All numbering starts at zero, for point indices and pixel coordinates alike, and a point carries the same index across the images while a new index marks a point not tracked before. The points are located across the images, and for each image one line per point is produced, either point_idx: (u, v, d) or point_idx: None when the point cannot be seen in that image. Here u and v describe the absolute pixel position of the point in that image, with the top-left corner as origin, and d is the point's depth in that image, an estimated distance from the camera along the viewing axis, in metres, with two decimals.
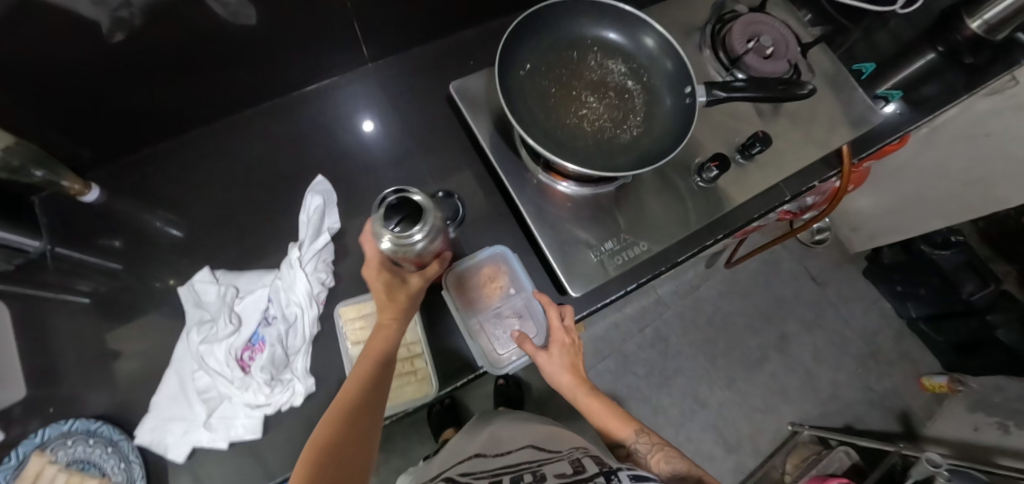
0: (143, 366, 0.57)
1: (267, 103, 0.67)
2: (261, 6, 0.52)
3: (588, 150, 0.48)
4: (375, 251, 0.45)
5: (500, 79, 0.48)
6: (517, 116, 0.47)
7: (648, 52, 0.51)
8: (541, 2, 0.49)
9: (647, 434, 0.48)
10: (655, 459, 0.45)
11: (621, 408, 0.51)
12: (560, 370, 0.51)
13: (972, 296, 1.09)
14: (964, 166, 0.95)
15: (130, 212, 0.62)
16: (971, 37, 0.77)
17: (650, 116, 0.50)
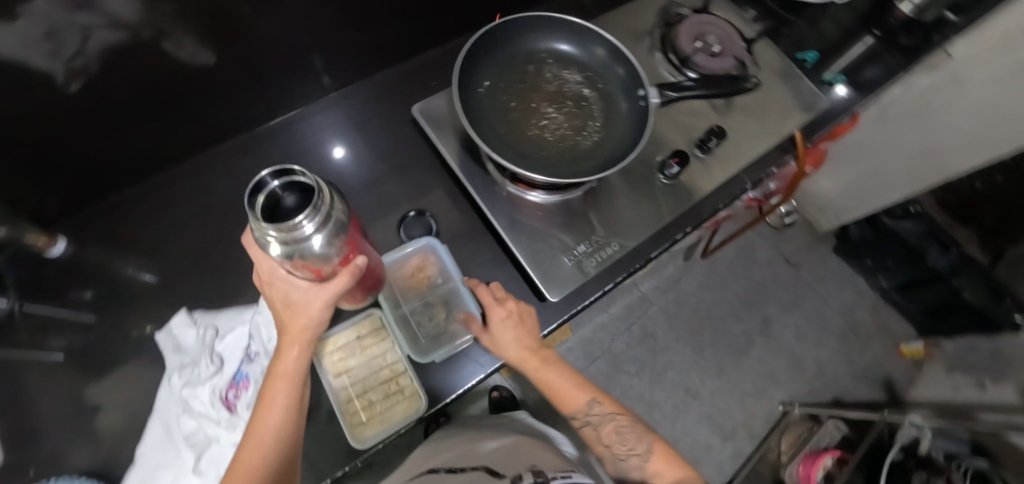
0: (125, 418, 0.56)
1: (232, 140, 0.67)
2: (219, 43, 0.53)
3: (552, 159, 0.49)
4: (265, 262, 0.38)
5: (459, 98, 0.49)
6: (479, 131, 0.49)
7: (599, 60, 0.53)
8: (493, 19, 0.51)
9: (602, 402, 0.49)
10: (609, 434, 0.48)
11: (579, 377, 0.50)
12: (510, 349, 0.48)
13: (937, 261, 1.14)
14: (914, 139, 1.00)
15: (99, 262, 0.61)
16: (902, 18, 0.82)
17: (608, 121, 0.52)
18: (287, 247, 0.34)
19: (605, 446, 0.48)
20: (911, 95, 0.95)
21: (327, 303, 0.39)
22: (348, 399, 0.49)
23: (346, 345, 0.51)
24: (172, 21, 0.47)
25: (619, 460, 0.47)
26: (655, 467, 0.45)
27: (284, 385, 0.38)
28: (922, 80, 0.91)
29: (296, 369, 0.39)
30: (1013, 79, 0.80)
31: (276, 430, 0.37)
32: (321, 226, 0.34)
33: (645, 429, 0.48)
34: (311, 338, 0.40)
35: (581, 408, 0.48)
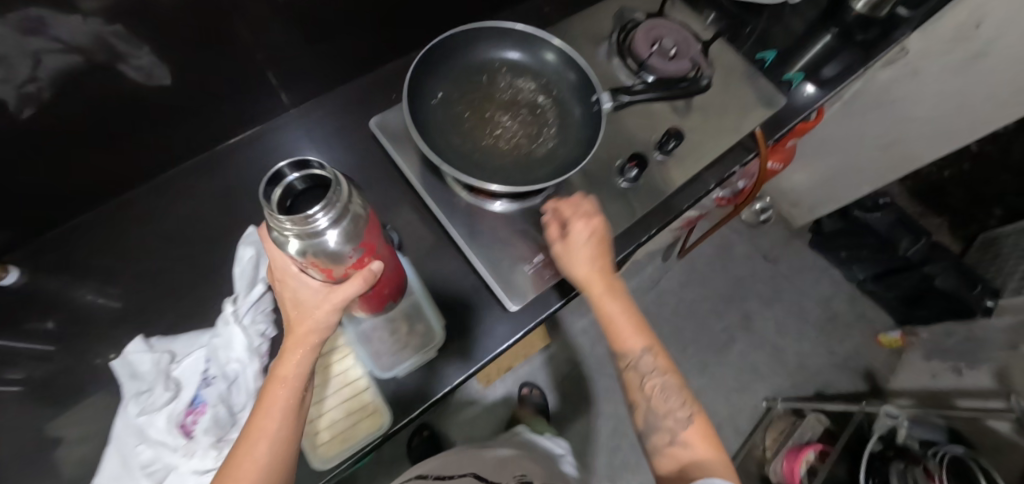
0: (87, 452, 0.53)
1: (193, 160, 0.66)
2: (174, 63, 0.53)
3: (507, 169, 0.49)
4: (279, 258, 0.38)
5: (411, 111, 0.49)
6: (432, 143, 0.49)
7: (552, 67, 0.54)
8: (444, 31, 0.51)
9: (658, 355, 0.47)
10: (653, 388, 0.46)
11: (638, 319, 0.48)
12: (580, 266, 0.48)
13: (909, 251, 1.16)
14: (880, 131, 1.03)
15: (53, 291, 0.59)
16: (857, 16, 0.84)
17: (564, 128, 0.52)
18: (302, 241, 0.33)
19: (645, 398, 0.46)
20: (874, 89, 0.98)
21: (335, 306, 0.38)
22: (311, 421, 0.48)
23: None
24: (126, 42, 0.48)
25: (654, 416, 0.45)
26: (688, 438, 0.43)
27: (283, 390, 0.38)
28: (883, 74, 0.95)
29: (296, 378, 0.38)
30: (965, 70, 0.84)
31: (275, 436, 0.37)
32: (335, 220, 0.33)
33: (690, 396, 0.46)
34: (314, 343, 0.39)
35: (633, 350, 0.46)
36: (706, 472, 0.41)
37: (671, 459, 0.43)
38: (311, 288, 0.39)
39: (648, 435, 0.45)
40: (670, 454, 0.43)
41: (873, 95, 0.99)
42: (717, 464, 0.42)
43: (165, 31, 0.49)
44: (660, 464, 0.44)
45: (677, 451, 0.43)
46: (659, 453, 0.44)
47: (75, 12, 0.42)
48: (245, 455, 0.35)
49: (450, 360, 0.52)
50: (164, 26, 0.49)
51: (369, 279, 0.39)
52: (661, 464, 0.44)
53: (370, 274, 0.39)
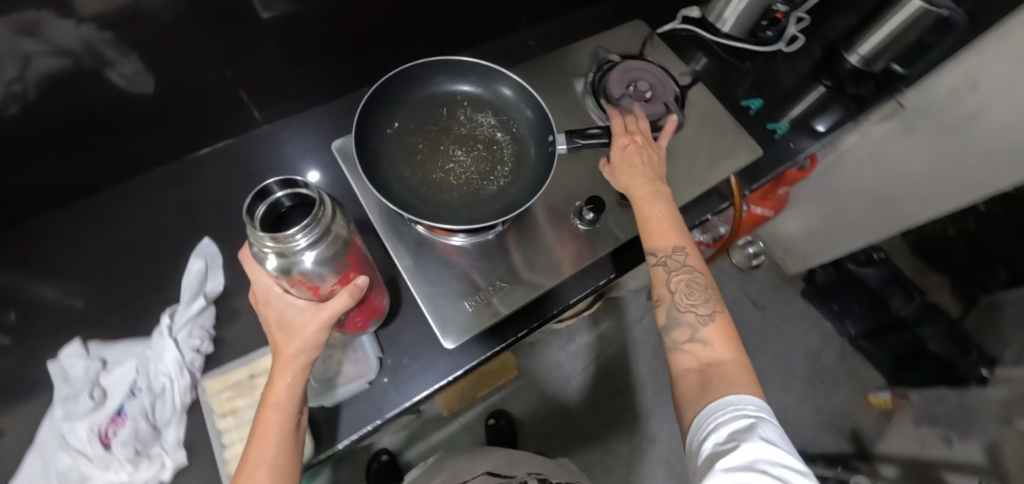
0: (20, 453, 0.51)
1: (166, 166, 0.66)
2: (159, 73, 0.55)
3: (452, 203, 0.51)
4: (260, 281, 0.39)
5: (362, 138, 0.52)
6: (381, 171, 0.51)
7: (512, 107, 0.57)
8: (409, 65, 0.54)
9: (689, 255, 0.47)
10: (679, 286, 0.46)
11: (676, 221, 0.49)
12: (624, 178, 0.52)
13: (901, 310, 1.17)
14: (873, 186, 1.01)
15: (7, 287, 0.58)
16: (852, 69, 0.83)
17: (518, 165, 0.54)
18: (282, 258, 0.35)
19: (671, 292, 0.46)
20: (869, 142, 0.96)
21: (322, 323, 0.38)
22: (230, 443, 0.47)
23: (236, 384, 0.50)
24: (115, 50, 0.50)
25: (677, 312, 0.46)
26: (707, 337, 0.44)
27: (275, 416, 0.37)
28: (878, 128, 0.93)
29: (286, 398, 0.38)
30: (959, 131, 0.82)
31: (273, 467, 0.36)
32: (316, 237, 0.35)
33: (716, 300, 0.46)
34: (302, 365, 0.39)
35: (665, 247, 0.47)
36: (722, 369, 0.41)
37: (688, 353, 0.43)
38: (295, 308, 0.39)
39: (667, 330, 0.46)
40: (688, 350, 0.44)
41: (865, 149, 0.98)
42: (734, 365, 0.42)
43: (152, 43, 0.51)
44: (676, 358, 0.44)
45: (695, 348, 0.44)
46: (675, 347, 0.45)
47: (71, 17, 0.44)
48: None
49: (386, 393, 0.53)
50: (155, 39, 0.51)
51: (355, 294, 0.40)
52: (676, 356, 0.44)
53: (355, 288, 0.40)
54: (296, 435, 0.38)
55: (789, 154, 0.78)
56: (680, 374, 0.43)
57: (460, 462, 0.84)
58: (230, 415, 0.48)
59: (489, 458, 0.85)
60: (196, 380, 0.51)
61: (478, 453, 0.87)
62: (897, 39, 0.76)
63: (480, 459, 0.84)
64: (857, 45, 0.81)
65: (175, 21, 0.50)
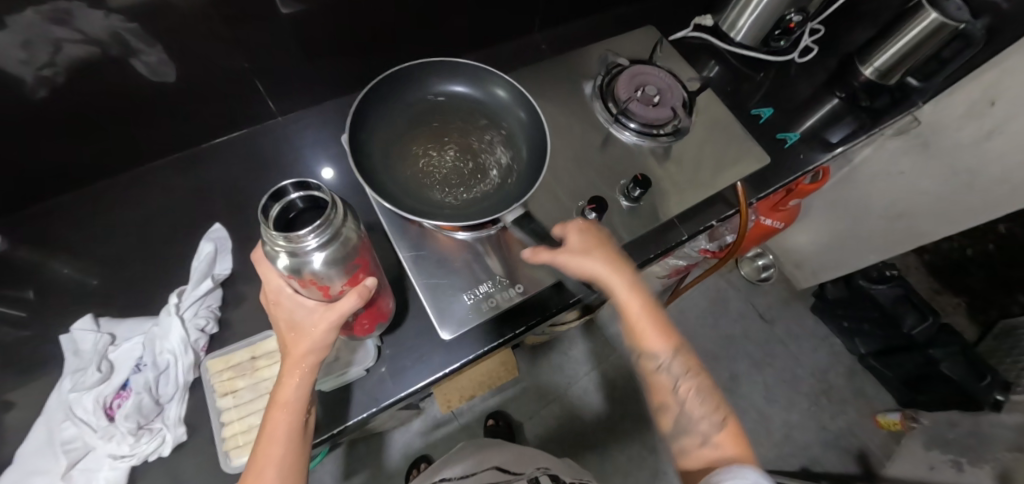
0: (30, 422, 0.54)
1: (183, 153, 0.68)
2: (180, 63, 0.57)
3: (399, 177, 0.53)
4: (271, 280, 0.41)
5: (401, 84, 0.56)
6: (382, 112, 0.56)
7: (526, 161, 0.55)
8: (486, 67, 0.57)
9: (687, 358, 0.49)
10: (687, 392, 0.48)
11: (662, 320, 0.50)
12: (589, 260, 0.50)
13: (915, 330, 1.10)
14: (886, 202, 0.99)
15: (29, 262, 0.61)
16: (866, 81, 0.82)
17: (471, 201, 0.53)
18: (293, 257, 0.37)
19: (677, 399, 0.48)
20: (883, 157, 0.95)
21: (331, 324, 0.41)
22: (229, 422, 0.49)
23: (238, 365, 0.51)
24: (140, 40, 0.52)
25: (685, 418, 0.47)
26: (721, 441, 0.45)
27: (285, 413, 0.41)
28: (892, 143, 0.92)
29: (295, 399, 0.41)
30: (974, 149, 0.81)
31: (279, 462, 0.40)
32: (325, 240, 0.36)
33: (723, 404, 0.48)
34: (310, 365, 0.42)
35: (665, 349, 0.49)
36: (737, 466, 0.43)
37: (701, 458, 0.45)
38: (307, 310, 0.41)
39: (675, 436, 0.47)
40: (701, 454, 0.45)
41: (880, 163, 0.96)
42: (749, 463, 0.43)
43: (176, 33, 0.53)
44: (687, 464, 0.45)
45: (708, 452, 0.45)
46: (687, 454, 0.46)
47: (100, 8, 0.47)
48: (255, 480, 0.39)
49: (383, 382, 0.54)
50: (178, 30, 0.53)
51: (363, 296, 0.41)
52: (688, 463, 0.45)
53: (364, 290, 0.42)
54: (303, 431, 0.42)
55: (799, 164, 0.77)
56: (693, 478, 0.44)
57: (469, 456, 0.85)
58: (229, 395, 0.50)
59: (497, 451, 0.85)
60: (200, 360, 0.52)
61: (490, 445, 0.89)
62: (913, 52, 0.75)
63: (488, 453, 0.84)
64: (872, 58, 0.79)
65: (198, 13, 0.52)
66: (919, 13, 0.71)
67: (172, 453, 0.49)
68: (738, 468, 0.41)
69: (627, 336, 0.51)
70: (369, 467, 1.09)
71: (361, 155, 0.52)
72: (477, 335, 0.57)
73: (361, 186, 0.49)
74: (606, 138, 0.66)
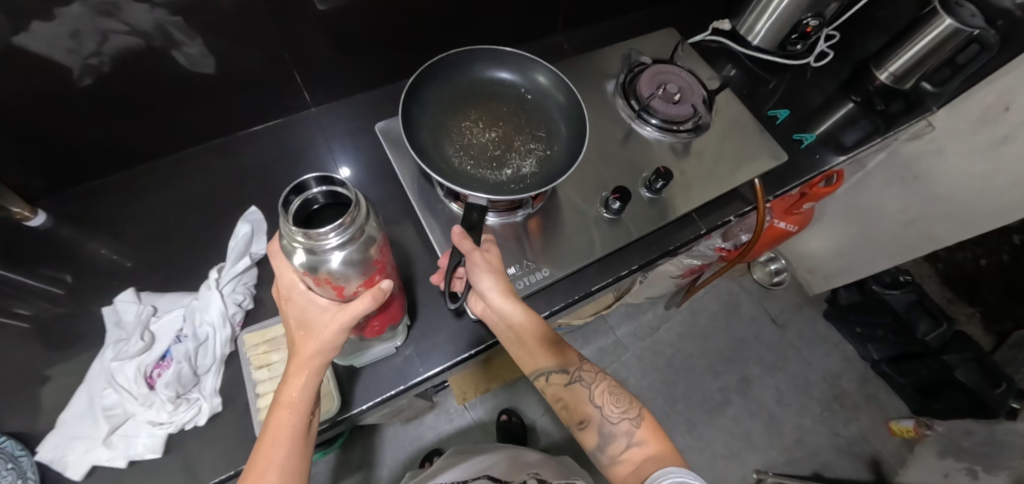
0: (70, 390, 0.54)
1: (218, 141, 0.71)
2: (219, 55, 0.59)
3: (443, 122, 0.59)
4: (285, 275, 0.39)
5: (502, 59, 0.62)
6: (476, 77, 0.62)
7: (535, 183, 0.56)
8: (574, 89, 0.60)
9: (592, 366, 0.53)
10: (602, 397, 0.51)
11: (559, 339, 0.51)
12: (490, 273, 0.48)
13: (928, 337, 1.11)
14: (900, 207, 1.00)
15: (73, 240, 0.63)
16: (880, 86, 0.83)
17: (467, 173, 0.56)
18: (310, 255, 0.35)
19: (595, 407, 0.50)
20: (898, 162, 0.96)
21: (342, 325, 0.39)
22: (263, 394, 0.50)
23: (273, 339, 0.53)
24: (183, 32, 0.54)
25: (609, 423, 0.49)
26: (643, 436, 0.47)
27: (290, 415, 0.39)
28: (907, 148, 0.94)
29: (301, 400, 0.39)
30: (990, 153, 0.82)
31: (282, 468, 0.37)
32: (345, 239, 0.35)
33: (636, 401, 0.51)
34: (319, 365, 0.40)
35: (571, 362, 0.51)
36: (662, 458, 0.45)
37: (629, 463, 0.46)
38: (317, 311, 0.39)
39: (603, 447, 0.48)
40: (628, 458, 0.46)
41: (895, 168, 0.98)
42: (672, 450, 0.46)
43: (216, 27, 0.56)
44: (618, 472, 0.47)
45: (634, 454, 0.46)
46: (617, 463, 0.47)
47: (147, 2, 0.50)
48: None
49: (409, 361, 0.56)
50: (221, 22, 0.56)
51: (377, 299, 0.39)
52: (617, 471, 0.47)
53: (378, 293, 0.40)
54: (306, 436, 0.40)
55: (814, 164, 0.79)
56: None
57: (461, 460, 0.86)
58: (264, 368, 0.51)
59: (487, 458, 0.84)
60: (235, 335, 0.55)
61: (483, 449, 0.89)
62: (928, 56, 0.76)
63: (482, 457, 0.85)
64: (887, 62, 0.81)
65: (241, 6, 0.55)
66: (933, 20, 0.74)
67: (207, 424, 0.51)
68: (670, 467, 0.43)
69: (533, 361, 0.52)
70: (381, 458, 1.09)
71: (428, 86, 0.59)
72: None
73: (402, 99, 0.56)
74: (627, 133, 0.68)
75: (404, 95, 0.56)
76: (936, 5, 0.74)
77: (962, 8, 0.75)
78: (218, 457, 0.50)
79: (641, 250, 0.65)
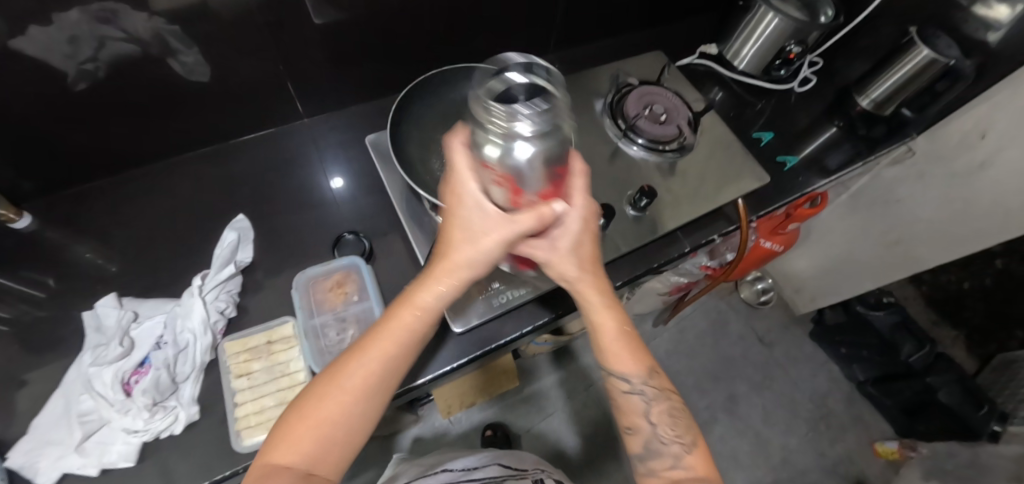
0: (45, 396, 0.53)
1: (208, 148, 0.71)
2: (215, 65, 0.60)
3: (432, 137, 0.61)
4: (462, 159, 0.41)
5: None
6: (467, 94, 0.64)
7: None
8: None
9: (659, 381, 0.48)
10: (658, 415, 0.46)
11: (637, 341, 0.48)
12: (570, 266, 0.46)
13: (911, 358, 1.12)
14: (884, 229, 1.02)
15: (58, 243, 0.63)
16: (862, 112, 0.85)
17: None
18: (503, 140, 0.39)
19: (648, 423, 0.46)
20: (882, 185, 0.98)
21: (501, 238, 0.41)
22: (241, 402, 0.51)
23: (255, 347, 0.54)
24: (180, 41, 0.55)
25: (656, 441, 0.46)
26: (692, 462, 0.44)
27: (412, 315, 0.42)
28: (889, 172, 0.96)
29: (430, 306, 0.43)
30: (969, 178, 0.84)
31: (389, 362, 0.41)
32: (536, 130, 0.38)
33: (693, 425, 0.48)
34: (461, 277, 0.43)
35: (641, 373, 0.47)
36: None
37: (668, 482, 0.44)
38: (487, 213, 0.41)
39: (644, 459, 0.46)
40: (669, 477, 0.44)
41: (879, 192, 1.00)
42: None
43: (212, 36, 0.56)
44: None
45: (677, 475, 0.44)
46: (655, 476, 0.45)
47: (144, 10, 0.50)
48: (363, 369, 0.40)
49: None
50: (217, 33, 0.56)
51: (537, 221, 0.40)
52: None
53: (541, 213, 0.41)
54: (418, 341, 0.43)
55: (798, 186, 0.81)
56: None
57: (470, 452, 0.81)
58: (245, 376, 0.53)
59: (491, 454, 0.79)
60: (216, 343, 0.55)
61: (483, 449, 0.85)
62: (907, 84, 0.79)
63: (486, 452, 0.80)
64: (870, 89, 0.83)
65: (236, 18, 0.56)
66: (911, 49, 0.76)
67: (183, 432, 0.50)
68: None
69: (596, 354, 0.48)
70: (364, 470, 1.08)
71: (419, 102, 0.62)
72: (484, 331, 0.59)
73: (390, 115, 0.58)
74: (614, 152, 0.69)
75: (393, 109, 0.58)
76: (914, 36, 0.76)
77: (939, 38, 0.77)
78: (193, 466, 0.49)
79: (627, 265, 0.66)
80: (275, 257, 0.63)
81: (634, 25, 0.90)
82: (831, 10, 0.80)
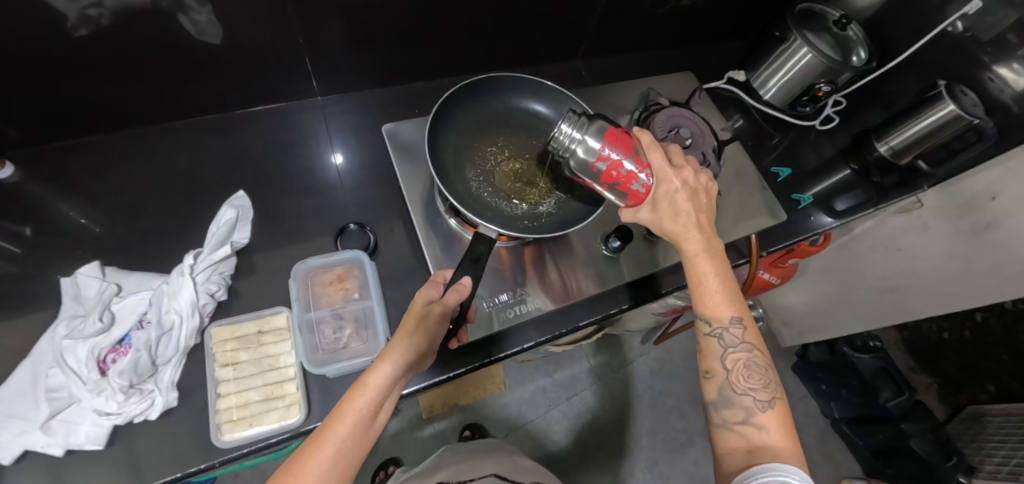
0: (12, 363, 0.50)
1: (212, 116, 0.67)
2: (228, 28, 0.55)
3: (472, 147, 0.61)
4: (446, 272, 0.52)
5: (546, 91, 0.63)
6: (511, 104, 0.63)
7: (551, 223, 0.58)
8: None
9: (748, 328, 0.44)
10: (735, 363, 0.44)
11: (732, 301, 0.44)
12: (671, 221, 0.46)
13: (889, 403, 1.15)
14: (878, 275, 1.02)
15: (40, 198, 0.59)
16: (879, 157, 0.84)
17: (483, 199, 0.58)
18: (571, 152, 0.49)
19: (725, 370, 0.44)
20: (883, 232, 0.98)
21: (418, 317, 0.42)
22: (225, 394, 0.49)
23: (244, 337, 0.52)
24: None
25: (730, 389, 0.43)
26: (764, 420, 0.41)
27: (364, 398, 0.37)
28: (894, 220, 0.95)
29: (376, 377, 0.38)
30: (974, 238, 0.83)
31: (342, 443, 0.35)
32: (570, 130, 0.48)
33: (773, 382, 0.44)
34: (398, 349, 0.39)
35: (718, 318, 0.44)
36: (780, 457, 0.38)
37: (740, 435, 0.41)
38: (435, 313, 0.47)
39: (717, 406, 0.44)
40: (740, 431, 0.41)
41: (879, 239, 0.99)
42: (791, 454, 0.39)
43: None
44: (725, 439, 0.42)
45: (749, 431, 0.41)
46: (726, 427, 0.42)
47: None
48: (314, 457, 0.34)
49: None
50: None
51: (463, 294, 0.45)
52: (726, 439, 0.42)
53: (462, 289, 0.46)
54: (370, 421, 0.37)
55: (809, 226, 0.80)
56: (730, 455, 0.40)
57: (469, 455, 0.79)
58: (231, 367, 0.50)
59: (489, 460, 0.76)
60: (201, 327, 0.52)
61: (482, 454, 0.79)
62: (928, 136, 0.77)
63: (485, 460, 0.75)
64: (889, 136, 0.82)
65: None
66: (938, 102, 0.75)
67: (159, 418, 0.48)
68: (775, 464, 0.36)
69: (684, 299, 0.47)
70: None
71: (460, 105, 0.60)
72: (483, 341, 0.58)
73: (432, 113, 0.57)
74: None
75: (433, 111, 0.57)
76: (942, 90, 0.76)
77: (966, 95, 0.76)
78: (165, 456, 0.47)
79: (635, 288, 0.65)
80: (274, 240, 0.61)
81: (665, 41, 0.88)
82: (864, 52, 0.79)
